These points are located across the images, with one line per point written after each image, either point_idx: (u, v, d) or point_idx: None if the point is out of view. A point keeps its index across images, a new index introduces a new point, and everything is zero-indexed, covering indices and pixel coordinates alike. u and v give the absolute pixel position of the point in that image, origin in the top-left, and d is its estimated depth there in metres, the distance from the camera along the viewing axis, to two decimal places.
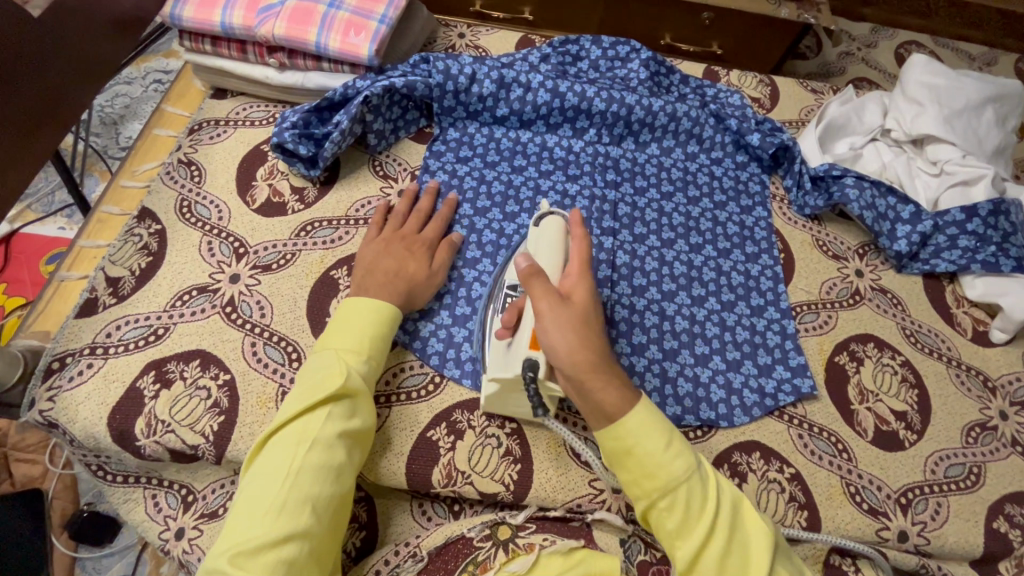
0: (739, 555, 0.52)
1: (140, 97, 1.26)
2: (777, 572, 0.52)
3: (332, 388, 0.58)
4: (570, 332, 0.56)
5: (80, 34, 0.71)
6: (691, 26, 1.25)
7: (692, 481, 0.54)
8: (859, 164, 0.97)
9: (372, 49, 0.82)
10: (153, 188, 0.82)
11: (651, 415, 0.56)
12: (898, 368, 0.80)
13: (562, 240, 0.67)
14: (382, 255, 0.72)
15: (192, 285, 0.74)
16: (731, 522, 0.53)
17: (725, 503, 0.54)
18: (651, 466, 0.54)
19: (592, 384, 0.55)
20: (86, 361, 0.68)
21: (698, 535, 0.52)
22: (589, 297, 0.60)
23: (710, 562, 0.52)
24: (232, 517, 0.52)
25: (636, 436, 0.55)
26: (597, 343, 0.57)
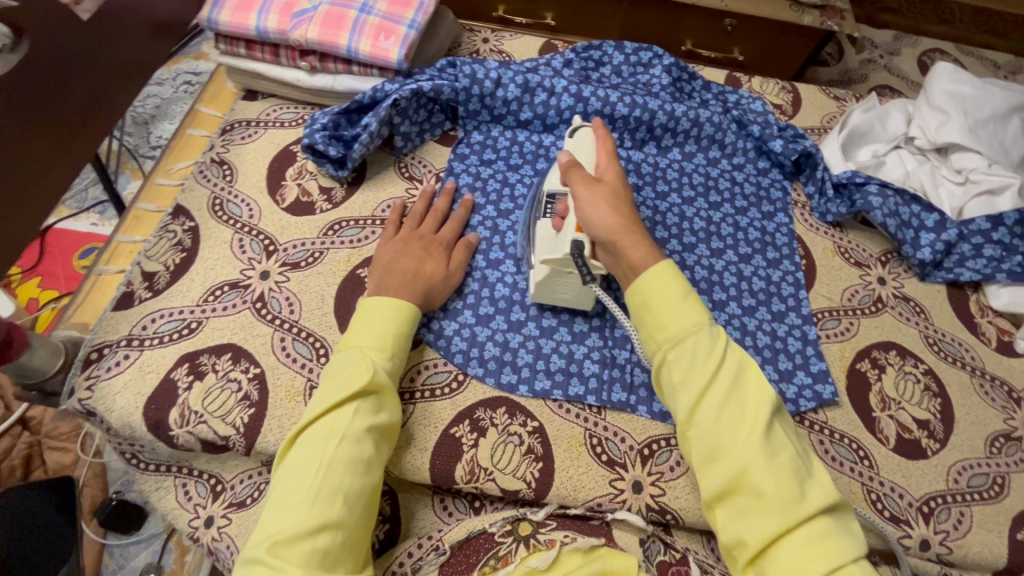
0: (739, 404, 0.54)
1: (170, 98, 1.30)
2: (775, 427, 0.54)
3: (358, 384, 0.60)
4: (604, 204, 0.64)
5: (123, 37, 0.73)
6: (713, 33, 1.25)
7: (701, 334, 0.57)
8: (882, 172, 0.96)
9: (402, 53, 0.84)
10: (187, 186, 0.84)
11: (671, 275, 0.60)
12: (920, 376, 0.80)
13: (592, 135, 0.74)
14: (401, 255, 0.73)
15: (224, 281, 0.76)
16: (738, 376, 0.55)
17: (734, 359, 0.56)
18: (664, 317, 0.58)
19: (624, 242, 0.62)
20: (123, 353, 0.70)
21: (700, 380, 0.55)
22: (618, 179, 0.68)
23: (711, 407, 0.54)
24: (267, 509, 0.54)
25: (652, 291, 0.59)
26: (627, 209, 0.65)
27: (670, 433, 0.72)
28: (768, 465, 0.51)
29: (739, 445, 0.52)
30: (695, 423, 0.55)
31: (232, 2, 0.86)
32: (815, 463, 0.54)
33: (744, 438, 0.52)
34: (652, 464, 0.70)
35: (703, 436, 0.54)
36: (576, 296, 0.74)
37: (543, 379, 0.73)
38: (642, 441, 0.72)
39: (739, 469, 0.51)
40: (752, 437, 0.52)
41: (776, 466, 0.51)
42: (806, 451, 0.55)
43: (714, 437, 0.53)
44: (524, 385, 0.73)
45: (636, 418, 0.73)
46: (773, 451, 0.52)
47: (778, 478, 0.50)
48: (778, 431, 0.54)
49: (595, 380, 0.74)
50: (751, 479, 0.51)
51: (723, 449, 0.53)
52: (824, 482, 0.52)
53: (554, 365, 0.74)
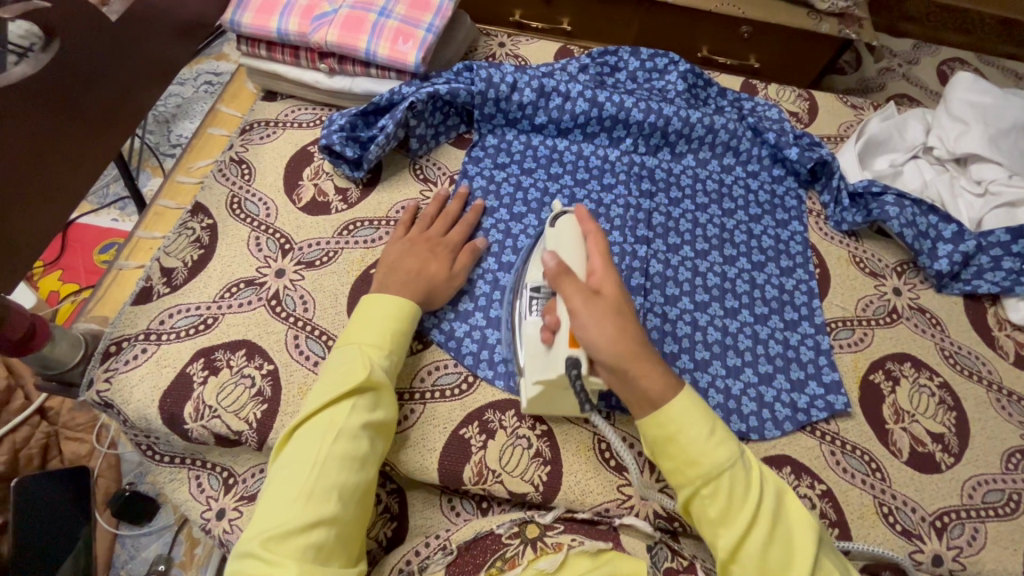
0: (782, 541, 0.54)
1: (191, 97, 1.32)
2: (819, 560, 0.54)
3: (354, 381, 0.60)
4: (609, 327, 0.59)
5: (149, 38, 0.75)
6: (729, 40, 1.25)
7: (735, 469, 0.56)
8: (899, 181, 0.96)
9: (419, 57, 0.85)
10: (207, 184, 0.86)
11: (694, 405, 0.58)
12: (935, 390, 0.79)
13: (579, 229, 0.68)
14: (405, 255, 0.74)
15: (240, 278, 0.78)
16: (775, 511, 0.55)
17: (769, 491, 0.56)
18: (695, 454, 0.56)
19: (636, 372, 0.58)
20: (141, 346, 0.72)
21: (742, 522, 0.54)
22: (617, 287, 0.63)
23: (755, 549, 0.53)
24: (263, 503, 0.55)
25: (679, 424, 0.57)
26: (631, 329, 0.60)
27: None
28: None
29: None
30: (740, 564, 0.54)
31: (254, 4, 0.88)
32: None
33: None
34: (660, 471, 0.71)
35: None
36: (570, 406, 0.68)
37: None
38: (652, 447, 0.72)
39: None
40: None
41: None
42: (847, 575, 0.56)
43: None
44: None
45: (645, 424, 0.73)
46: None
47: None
48: (823, 563, 0.54)
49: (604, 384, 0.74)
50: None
51: None
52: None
53: None
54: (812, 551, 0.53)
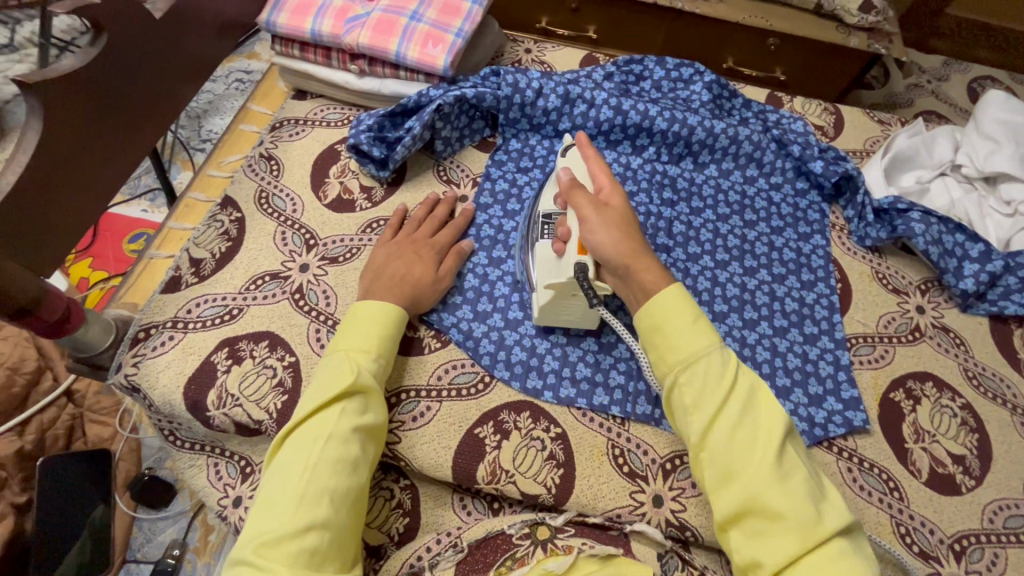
0: (753, 427, 0.54)
1: (222, 94, 1.35)
2: (788, 448, 0.53)
3: (343, 385, 0.61)
4: (613, 227, 0.64)
5: (189, 36, 0.77)
6: (755, 52, 1.25)
7: (713, 354, 0.57)
8: (926, 198, 0.94)
9: (448, 60, 0.86)
10: (236, 179, 0.88)
11: (680, 297, 0.60)
12: (957, 411, 0.78)
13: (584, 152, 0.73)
14: (392, 259, 0.75)
15: (265, 271, 0.79)
16: (750, 399, 0.55)
17: (745, 380, 0.57)
18: (677, 340, 0.58)
19: (638, 266, 0.62)
20: (168, 334, 0.74)
21: (714, 404, 0.54)
22: (622, 202, 0.68)
23: (724, 430, 0.54)
24: (256, 510, 0.56)
25: (664, 314, 0.59)
26: (635, 233, 0.65)
27: None
28: (784, 489, 0.51)
29: (753, 468, 0.52)
30: (709, 446, 0.54)
31: (290, 4, 0.90)
32: (828, 487, 0.54)
33: (756, 463, 0.52)
34: (673, 479, 0.70)
35: (717, 459, 0.53)
36: (579, 317, 0.73)
37: (568, 386, 0.74)
38: (665, 455, 0.71)
39: (756, 491, 0.51)
40: (766, 459, 0.51)
41: (790, 488, 0.51)
42: (816, 473, 0.55)
43: (728, 457, 0.53)
44: (549, 391, 0.74)
45: (660, 431, 0.73)
46: (786, 474, 0.52)
47: (796, 502, 0.50)
48: (790, 451, 0.54)
49: (620, 390, 0.74)
50: (767, 503, 0.50)
51: (736, 470, 0.52)
52: (838, 505, 0.52)
53: (580, 373, 0.75)
54: (780, 436, 0.53)
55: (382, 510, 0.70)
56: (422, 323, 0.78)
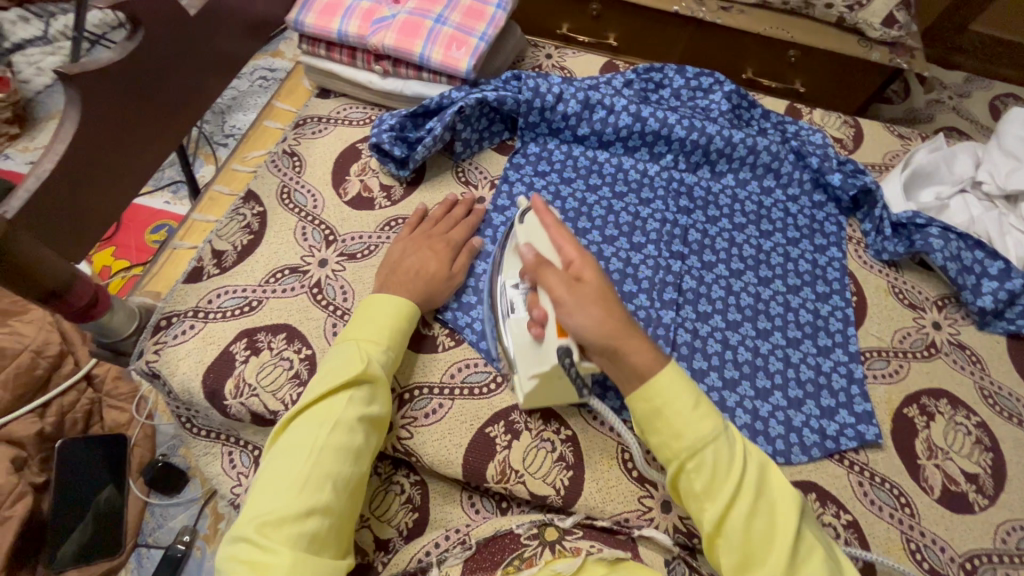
0: (767, 515, 0.54)
1: (246, 91, 1.37)
2: (804, 532, 0.54)
3: (352, 373, 0.62)
4: (595, 307, 0.61)
5: (219, 33, 0.79)
6: (775, 63, 1.25)
7: (720, 438, 0.56)
8: (945, 215, 0.94)
9: (471, 64, 0.87)
10: (260, 174, 0.89)
11: (680, 379, 0.59)
12: (972, 428, 0.77)
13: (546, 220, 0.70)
14: (407, 254, 0.76)
15: (285, 265, 0.81)
16: (759, 484, 0.55)
17: (752, 465, 0.56)
18: (681, 427, 0.56)
19: (626, 347, 0.59)
20: (190, 322, 0.75)
21: (726, 494, 0.54)
22: (595, 271, 0.64)
23: (738, 521, 0.53)
24: (258, 489, 0.56)
25: (665, 397, 0.58)
26: (616, 308, 0.62)
27: None
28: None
29: (773, 561, 0.52)
30: (726, 538, 0.54)
31: (318, 5, 0.91)
32: (840, 558, 0.55)
33: (776, 556, 0.52)
34: None
35: (735, 550, 0.53)
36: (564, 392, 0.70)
37: (580, 389, 0.74)
38: None
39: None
40: (784, 552, 0.52)
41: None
42: (830, 549, 0.56)
43: (747, 549, 0.53)
44: None
45: None
46: (805, 561, 0.52)
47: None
48: (807, 534, 0.54)
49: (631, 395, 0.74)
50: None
51: (754, 562, 0.53)
52: None
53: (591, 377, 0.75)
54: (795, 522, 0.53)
55: (391, 504, 0.71)
56: (436, 321, 0.79)
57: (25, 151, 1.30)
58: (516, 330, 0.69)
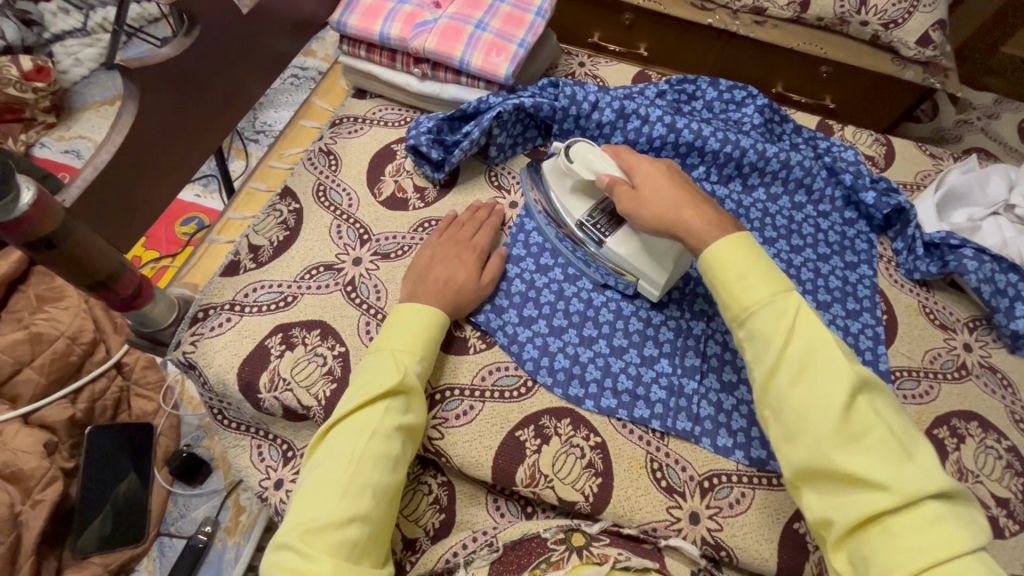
0: (815, 385, 0.52)
1: (278, 88, 1.38)
2: (861, 402, 0.51)
3: (389, 384, 0.62)
4: (662, 186, 0.68)
5: (267, 33, 0.80)
6: (806, 78, 1.25)
7: (771, 306, 0.57)
8: (977, 236, 0.93)
9: (510, 69, 0.88)
10: (296, 171, 0.91)
11: (733, 252, 0.60)
12: (1002, 452, 0.77)
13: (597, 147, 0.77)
14: (435, 262, 0.77)
15: (319, 262, 0.82)
16: (811, 357, 0.53)
17: (807, 337, 0.54)
18: (734, 295, 0.59)
19: (690, 214, 0.65)
20: (226, 315, 0.76)
21: (772, 360, 0.54)
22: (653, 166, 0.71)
23: (784, 389, 0.54)
24: (300, 496, 0.58)
25: (717, 269, 0.60)
26: (681, 180, 0.69)
27: (733, 469, 0.72)
28: (855, 448, 0.50)
29: (815, 427, 0.51)
30: (775, 407, 0.54)
31: (360, 7, 0.93)
32: (916, 443, 0.51)
33: (820, 421, 0.51)
34: (711, 497, 0.70)
35: (779, 417, 0.54)
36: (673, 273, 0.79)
37: (609, 396, 0.75)
38: (703, 473, 0.72)
39: (822, 452, 0.50)
40: (828, 419, 0.51)
41: (862, 445, 0.50)
42: (903, 427, 0.52)
43: (790, 415, 0.53)
44: (590, 400, 0.74)
45: (698, 449, 0.73)
46: (858, 429, 0.50)
47: (870, 463, 0.49)
48: (865, 405, 0.51)
49: (661, 405, 0.75)
50: (836, 462, 0.50)
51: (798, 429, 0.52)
52: (924, 463, 0.49)
53: (622, 385, 0.75)
54: (847, 390, 0.51)
55: (420, 504, 0.72)
56: (468, 323, 0.79)
57: (61, 140, 1.32)
58: (623, 247, 0.76)
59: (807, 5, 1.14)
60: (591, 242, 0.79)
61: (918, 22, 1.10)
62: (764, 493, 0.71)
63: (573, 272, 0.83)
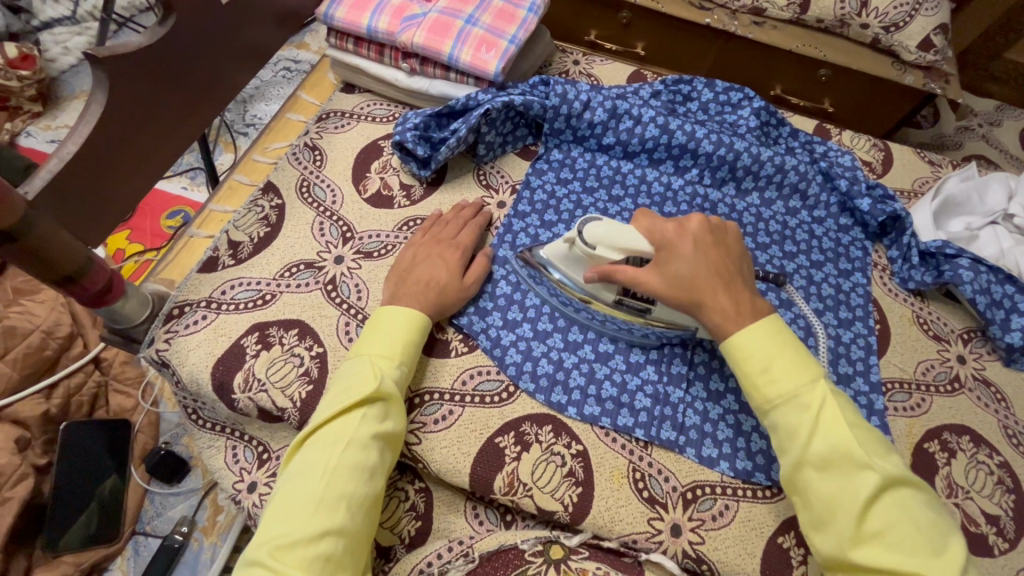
0: (838, 483, 0.54)
1: (269, 81, 1.36)
2: (883, 496, 0.53)
3: (365, 391, 0.61)
4: (689, 259, 0.65)
5: (249, 24, 0.78)
6: (806, 81, 1.23)
7: (795, 399, 0.57)
8: (974, 245, 0.91)
9: (500, 66, 0.86)
10: (280, 166, 0.89)
11: (767, 336, 0.60)
12: (994, 468, 0.75)
13: (610, 223, 0.68)
14: (418, 263, 0.75)
15: (300, 259, 0.80)
16: (835, 453, 0.54)
17: (830, 435, 0.55)
18: (761, 381, 0.59)
19: (713, 301, 0.63)
20: (202, 313, 0.74)
21: (797, 456, 0.56)
22: (686, 239, 0.66)
23: (809, 483, 0.55)
24: (272, 508, 0.56)
25: (753, 353, 0.60)
26: (719, 264, 0.65)
27: (717, 480, 0.70)
28: (878, 544, 0.51)
29: (839, 522, 0.53)
30: (801, 498, 0.56)
31: None
32: (942, 534, 0.52)
33: (843, 521, 0.53)
34: (694, 509, 0.69)
35: (807, 508, 0.56)
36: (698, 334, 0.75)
37: (593, 404, 0.73)
38: (686, 484, 0.70)
39: (847, 548, 0.52)
40: (850, 519, 0.52)
41: (887, 541, 0.51)
42: (931, 517, 0.53)
43: (815, 508, 0.55)
44: (573, 407, 0.73)
45: (682, 460, 0.71)
46: (881, 525, 0.51)
47: (895, 559, 0.50)
48: (888, 501, 0.53)
49: (645, 414, 0.73)
50: (864, 561, 0.51)
51: (822, 523, 0.54)
52: (948, 559, 0.50)
53: (606, 392, 0.74)
54: (867, 489, 0.52)
55: (395, 511, 0.70)
56: (450, 325, 0.77)
57: (47, 129, 1.31)
58: (660, 319, 0.73)
59: (807, 6, 1.12)
60: (633, 314, 0.74)
61: (920, 25, 1.09)
62: (747, 506, 0.69)
63: None
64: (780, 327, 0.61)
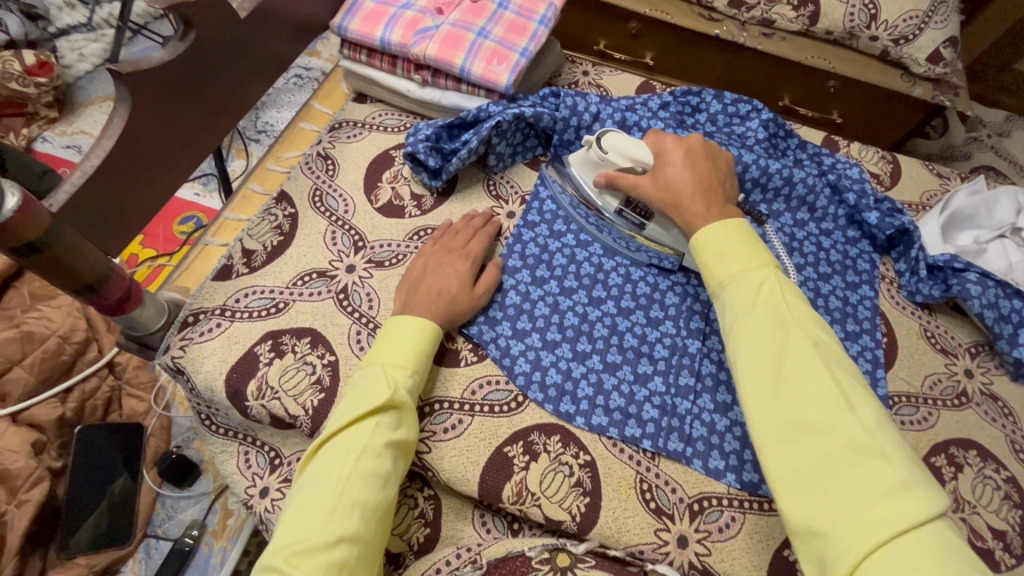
0: (766, 346, 0.55)
1: (281, 88, 1.38)
2: (810, 361, 0.53)
3: (379, 399, 0.62)
4: (678, 166, 0.72)
5: (266, 37, 0.79)
6: (814, 92, 1.24)
7: (742, 277, 0.60)
8: (982, 259, 0.90)
9: (511, 79, 0.87)
10: (293, 175, 0.90)
11: (727, 229, 0.64)
12: (1001, 483, 0.75)
13: (627, 135, 0.78)
14: (429, 272, 0.76)
15: (313, 268, 0.81)
16: (769, 321, 0.56)
17: (767, 306, 0.57)
18: (714, 262, 0.62)
19: (688, 203, 0.69)
20: (217, 320, 0.76)
21: (734, 325, 0.58)
22: (681, 149, 0.74)
23: (739, 350, 0.56)
24: (287, 514, 0.57)
25: (713, 241, 0.63)
26: (704, 175, 0.71)
27: (724, 492, 0.71)
28: (797, 402, 0.51)
29: (761, 382, 0.53)
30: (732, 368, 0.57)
31: (362, 11, 0.92)
32: (867, 404, 0.51)
33: (765, 379, 0.53)
34: (701, 521, 0.69)
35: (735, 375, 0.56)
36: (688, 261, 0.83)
37: (601, 414, 0.73)
38: (693, 495, 0.70)
39: (769, 407, 0.52)
40: (773, 377, 0.53)
41: (806, 401, 0.51)
42: (860, 390, 0.52)
43: (741, 374, 0.55)
44: (581, 417, 0.73)
45: (689, 471, 0.72)
46: (800, 384, 0.52)
47: (811, 413, 0.50)
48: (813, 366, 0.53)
49: (653, 424, 0.73)
50: (781, 418, 0.51)
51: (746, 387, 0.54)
52: (866, 422, 0.49)
53: (614, 403, 0.74)
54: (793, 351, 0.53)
55: (404, 518, 0.71)
56: (460, 335, 0.78)
57: (62, 135, 1.33)
58: (654, 236, 0.82)
59: (816, 18, 1.12)
60: (631, 227, 0.83)
61: (929, 38, 1.09)
62: (754, 518, 0.70)
63: (568, 285, 0.82)
64: (747, 229, 0.64)
